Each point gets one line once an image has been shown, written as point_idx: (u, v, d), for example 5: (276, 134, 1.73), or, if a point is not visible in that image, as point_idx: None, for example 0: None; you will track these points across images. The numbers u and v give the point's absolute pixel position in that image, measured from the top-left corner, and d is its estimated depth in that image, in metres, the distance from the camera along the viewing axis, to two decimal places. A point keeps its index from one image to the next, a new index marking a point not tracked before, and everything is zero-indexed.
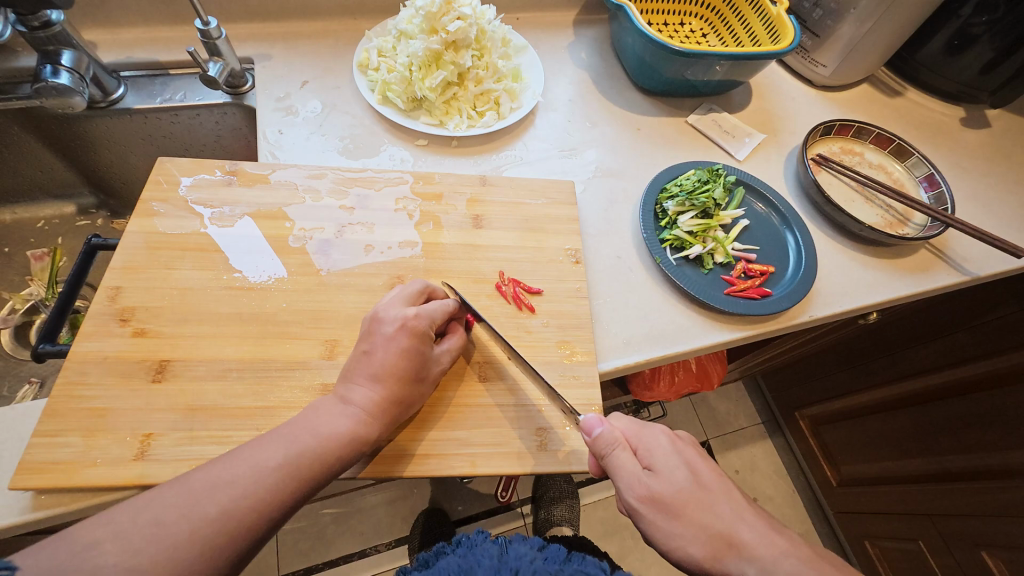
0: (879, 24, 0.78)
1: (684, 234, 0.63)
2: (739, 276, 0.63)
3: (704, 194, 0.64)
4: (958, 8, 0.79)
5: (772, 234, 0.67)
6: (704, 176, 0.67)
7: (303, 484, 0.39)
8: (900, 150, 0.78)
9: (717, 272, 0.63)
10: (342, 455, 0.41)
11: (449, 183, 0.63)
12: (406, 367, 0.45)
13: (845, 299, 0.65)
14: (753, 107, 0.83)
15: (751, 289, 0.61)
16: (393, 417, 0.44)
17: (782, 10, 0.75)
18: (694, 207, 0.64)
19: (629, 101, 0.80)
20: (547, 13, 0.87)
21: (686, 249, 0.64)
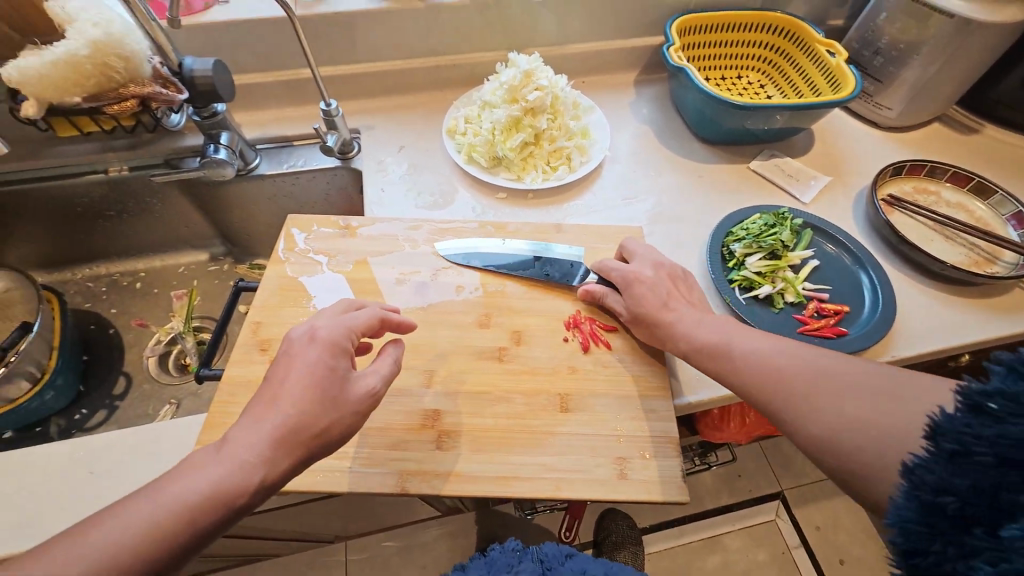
0: (945, 66, 0.79)
1: (753, 274, 0.66)
2: (812, 315, 0.64)
3: (771, 235, 0.67)
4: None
5: (844, 274, 0.68)
6: (773, 218, 0.69)
7: (222, 513, 0.37)
8: (981, 187, 0.77)
9: (793, 314, 0.65)
10: (251, 484, 0.38)
11: (528, 231, 0.70)
12: (319, 384, 0.42)
13: (935, 340, 0.64)
14: (818, 151, 0.86)
15: (826, 328, 0.62)
16: (296, 444, 0.40)
17: (841, 61, 0.79)
18: (761, 249, 0.67)
19: (691, 150, 0.85)
20: (610, 75, 0.96)
21: (754, 288, 0.66)
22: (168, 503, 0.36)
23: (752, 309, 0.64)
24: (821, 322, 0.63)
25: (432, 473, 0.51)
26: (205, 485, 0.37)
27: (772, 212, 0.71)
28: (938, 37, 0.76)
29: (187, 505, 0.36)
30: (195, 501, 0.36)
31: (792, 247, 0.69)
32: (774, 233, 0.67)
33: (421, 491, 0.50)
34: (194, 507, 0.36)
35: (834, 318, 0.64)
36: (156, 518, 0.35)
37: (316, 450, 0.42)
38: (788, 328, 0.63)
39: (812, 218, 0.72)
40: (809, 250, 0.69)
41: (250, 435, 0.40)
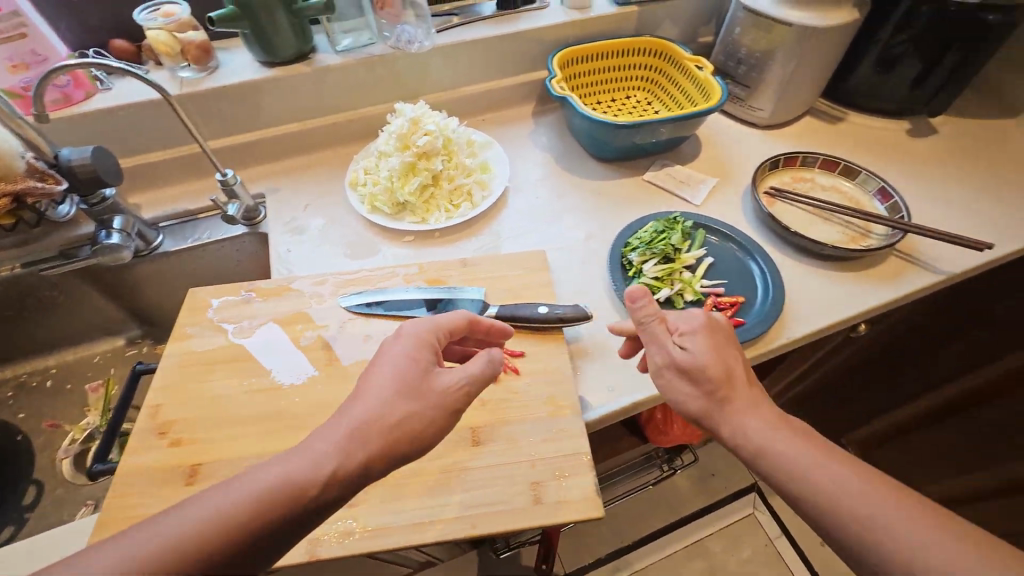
0: (800, 65, 0.88)
1: (652, 279, 0.68)
2: (711, 310, 0.67)
3: (661, 240, 0.71)
4: (881, 29, 0.87)
5: (737, 267, 0.72)
6: (662, 223, 0.73)
7: (287, 509, 0.36)
8: (848, 169, 0.84)
9: (694, 311, 0.67)
10: (325, 483, 0.38)
11: (433, 270, 0.71)
12: (408, 377, 0.44)
13: (826, 315, 0.68)
14: (704, 155, 0.92)
15: (724, 321, 0.65)
16: (371, 442, 0.40)
17: (708, 73, 0.86)
18: (655, 254, 0.70)
19: (589, 170, 0.90)
20: (508, 110, 1.01)
21: (655, 293, 0.68)
22: (232, 496, 0.35)
23: (654, 314, 0.67)
24: (720, 315, 0.66)
25: (345, 533, 0.49)
26: (274, 478, 0.37)
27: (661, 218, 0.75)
28: (786, 43, 0.85)
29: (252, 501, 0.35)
30: (259, 495, 0.36)
31: (685, 248, 0.73)
32: (664, 238, 0.71)
33: (335, 555, 0.48)
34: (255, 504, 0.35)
35: (731, 310, 0.67)
36: (201, 522, 0.34)
37: (385, 460, 0.41)
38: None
39: (700, 218, 0.77)
40: (700, 248, 0.73)
41: (327, 434, 0.40)
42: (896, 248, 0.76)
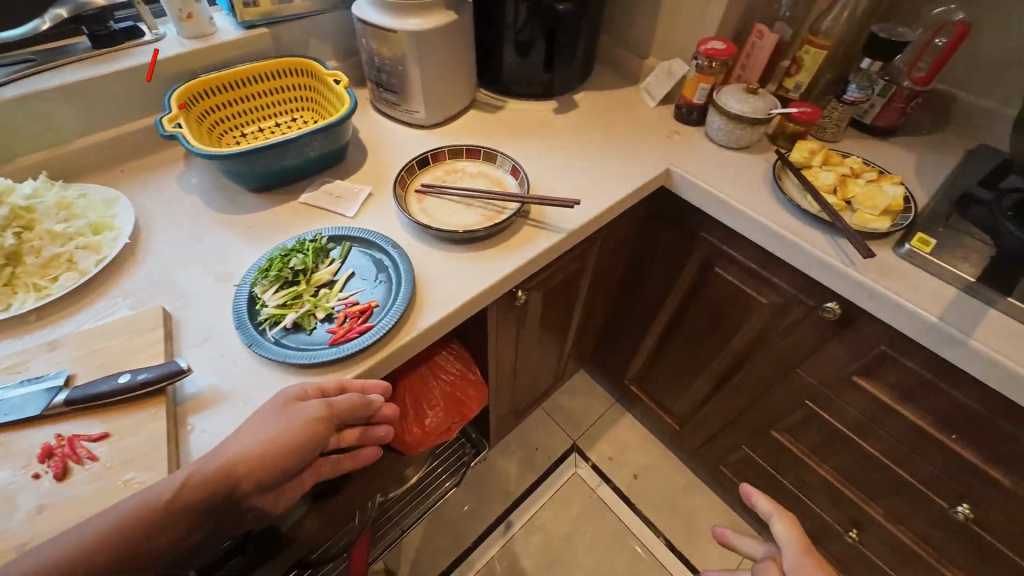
0: (428, 65, 0.92)
1: (273, 309, 0.66)
2: (344, 322, 0.68)
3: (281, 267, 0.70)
4: (505, 23, 1.00)
5: (376, 272, 0.74)
6: (286, 250, 0.72)
7: (130, 537, 0.45)
8: (488, 155, 0.90)
9: (326, 328, 0.67)
10: (181, 508, 0.47)
11: (5, 364, 0.60)
12: (283, 417, 0.55)
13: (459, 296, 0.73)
14: (367, 165, 0.93)
15: (352, 330, 0.67)
16: (228, 470, 0.50)
17: (343, 86, 0.90)
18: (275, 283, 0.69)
19: (242, 204, 0.85)
20: (152, 153, 0.91)
21: (281, 321, 0.66)
22: (89, 528, 0.45)
23: (279, 343, 0.65)
24: (348, 326, 0.67)
25: None
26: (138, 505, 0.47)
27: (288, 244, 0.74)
28: (407, 47, 0.88)
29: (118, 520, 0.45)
30: (113, 525, 0.45)
31: (318, 267, 0.73)
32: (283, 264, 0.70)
33: None
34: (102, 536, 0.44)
35: (361, 317, 0.69)
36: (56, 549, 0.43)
37: (249, 480, 0.51)
38: (319, 344, 0.65)
39: (338, 233, 0.78)
40: (335, 263, 0.74)
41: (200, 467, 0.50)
42: (529, 218, 0.84)
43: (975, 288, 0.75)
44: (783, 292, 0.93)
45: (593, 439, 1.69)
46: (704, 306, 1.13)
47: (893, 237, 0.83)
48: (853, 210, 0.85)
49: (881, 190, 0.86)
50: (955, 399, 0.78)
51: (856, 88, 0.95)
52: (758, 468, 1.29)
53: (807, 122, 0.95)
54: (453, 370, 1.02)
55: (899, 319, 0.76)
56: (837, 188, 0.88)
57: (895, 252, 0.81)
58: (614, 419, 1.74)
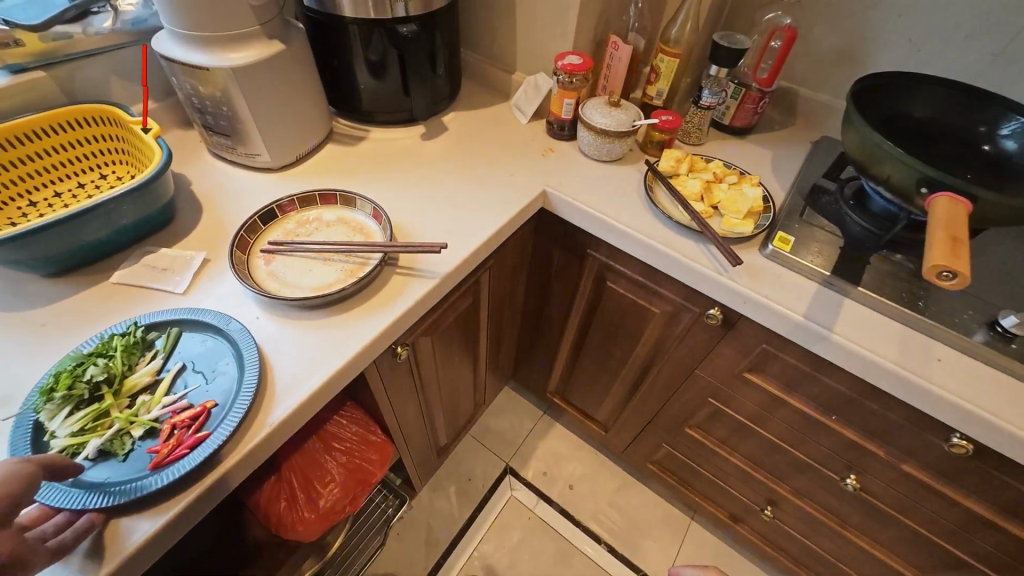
0: (263, 103, 0.81)
1: (65, 439, 0.53)
2: (170, 434, 0.56)
3: (73, 381, 0.56)
4: (350, 44, 0.91)
5: (213, 361, 0.63)
6: (83, 356, 0.59)
7: None
8: (346, 199, 0.82)
9: (147, 448, 0.56)
10: None
11: None
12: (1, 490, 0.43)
13: (318, 375, 0.63)
14: (203, 225, 0.80)
15: (180, 446, 0.55)
16: None
17: (152, 136, 0.75)
18: (67, 404, 0.55)
19: (34, 296, 0.68)
20: None
21: (81, 452, 0.54)
22: None
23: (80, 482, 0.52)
24: (174, 441, 0.55)
25: None
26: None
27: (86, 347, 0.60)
28: (228, 84, 0.76)
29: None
30: None
31: (133, 369, 0.61)
32: (77, 377, 0.56)
33: None
34: None
35: (193, 424, 0.57)
36: None
37: None
38: (135, 473, 0.53)
39: (159, 320, 0.65)
40: (156, 361, 0.62)
41: None
42: (398, 266, 0.76)
43: (831, 280, 0.80)
44: (671, 301, 0.93)
45: (526, 457, 1.65)
46: (604, 318, 1.12)
47: (758, 238, 0.87)
48: (720, 216, 0.87)
49: (742, 193, 0.89)
50: (829, 384, 0.83)
51: (709, 94, 0.97)
52: (680, 461, 1.32)
53: (670, 130, 0.96)
54: (350, 435, 0.91)
55: (771, 319, 0.79)
56: (704, 195, 0.89)
57: (760, 253, 0.85)
58: (544, 432, 1.71)
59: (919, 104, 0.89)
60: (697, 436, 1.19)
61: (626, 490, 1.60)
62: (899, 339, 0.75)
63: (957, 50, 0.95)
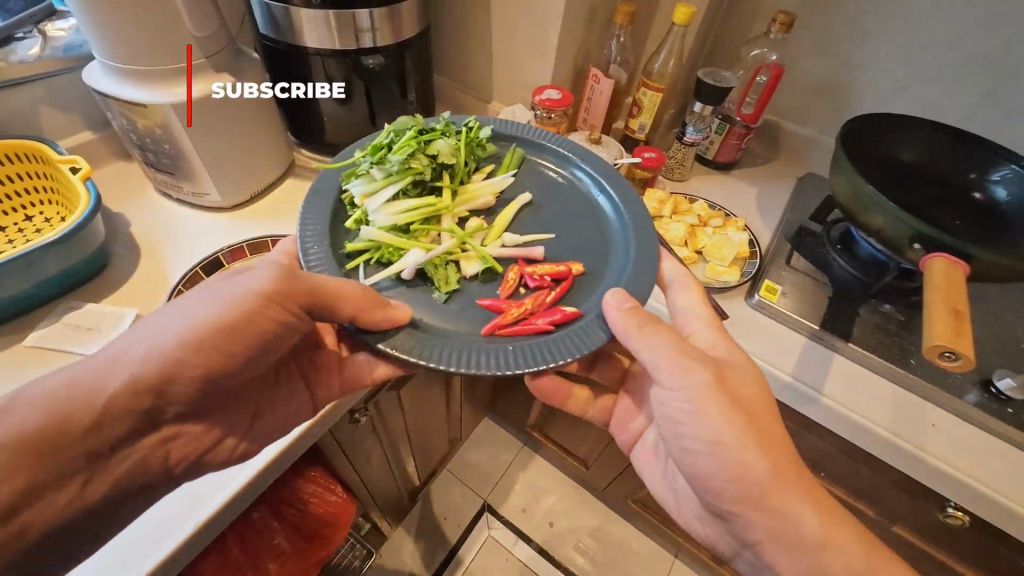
0: (212, 139, 0.73)
1: (385, 220, 0.72)
2: (514, 285, 0.68)
3: (411, 138, 0.76)
4: (311, 74, 0.85)
5: (580, 201, 0.79)
6: (403, 122, 0.78)
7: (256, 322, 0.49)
8: None
9: (472, 302, 0.67)
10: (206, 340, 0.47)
11: None
12: None
13: (646, 278, 0.64)
14: (140, 273, 0.72)
15: (530, 319, 0.62)
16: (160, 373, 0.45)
17: (81, 177, 0.67)
18: (405, 183, 0.75)
19: None
20: None
21: (387, 262, 0.69)
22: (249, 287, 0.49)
23: (474, 284, 0.70)
24: (512, 307, 0.64)
25: None
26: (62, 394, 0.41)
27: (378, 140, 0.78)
28: (171, 120, 0.68)
29: (206, 315, 0.46)
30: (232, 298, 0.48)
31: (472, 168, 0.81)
32: (390, 157, 0.74)
33: None
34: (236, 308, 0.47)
35: (555, 283, 0.68)
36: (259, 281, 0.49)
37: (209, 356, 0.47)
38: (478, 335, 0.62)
39: (547, 185, 0.81)
40: (497, 176, 0.80)
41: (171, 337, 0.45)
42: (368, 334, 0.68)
43: (820, 335, 0.76)
44: None
45: (505, 492, 1.59)
46: None
47: (744, 286, 0.83)
48: (705, 262, 0.84)
49: (728, 238, 0.84)
50: (818, 444, 0.78)
51: (694, 130, 0.94)
52: None
53: (654, 168, 0.91)
54: (312, 496, 0.83)
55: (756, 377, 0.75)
56: (688, 241, 0.85)
57: (747, 302, 0.80)
58: (523, 465, 1.64)
59: (908, 146, 0.86)
60: None
61: (606, 527, 1.54)
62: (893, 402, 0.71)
63: (944, 92, 0.93)
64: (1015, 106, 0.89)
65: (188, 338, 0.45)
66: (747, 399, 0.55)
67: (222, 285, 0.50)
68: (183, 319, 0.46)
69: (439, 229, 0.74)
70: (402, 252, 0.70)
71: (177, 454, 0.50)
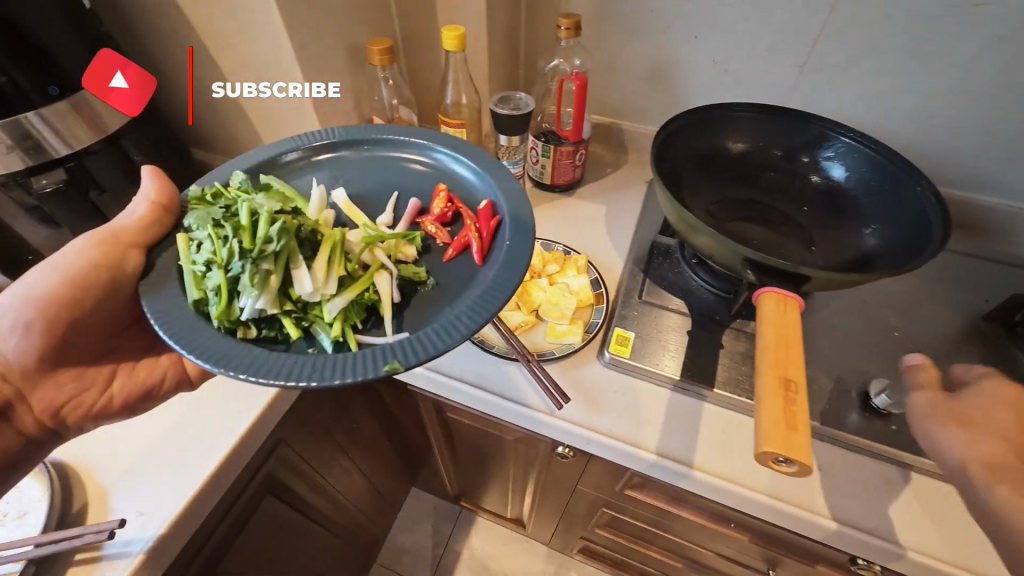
0: None
1: (342, 299, 0.54)
2: (443, 230, 0.63)
3: (244, 223, 0.53)
4: None
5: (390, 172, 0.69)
6: (198, 221, 0.54)
7: (73, 302, 0.56)
8: None
9: (440, 265, 0.61)
10: (59, 317, 0.56)
11: None
12: (76, 297, 0.56)
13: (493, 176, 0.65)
14: None
15: (473, 238, 0.60)
16: (56, 323, 0.56)
17: None
18: (258, 259, 0.51)
19: None
20: None
21: (348, 280, 0.57)
22: (65, 260, 0.56)
23: (431, 257, 0.63)
24: (469, 237, 0.61)
25: None
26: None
27: (189, 255, 0.53)
28: None
29: (58, 274, 0.55)
30: (68, 274, 0.56)
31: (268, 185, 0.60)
32: (265, 237, 0.52)
33: None
34: (51, 297, 0.55)
35: (451, 203, 0.65)
36: (67, 266, 0.55)
37: (72, 315, 0.57)
38: (461, 294, 0.56)
39: (380, 168, 0.69)
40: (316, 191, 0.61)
41: None
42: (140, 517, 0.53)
43: (683, 385, 0.64)
44: (520, 430, 0.76)
45: (452, 569, 1.43)
46: (464, 438, 0.93)
47: (595, 342, 0.70)
48: (545, 323, 0.70)
49: (564, 289, 0.72)
50: (712, 503, 0.69)
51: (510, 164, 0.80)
52: (607, 550, 1.16)
53: None
54: None
55: (622, 459, 0.62)
56: (520, 302, 0.71)
57: (600, 363, 0.67)
58: (465, 531, 1.49)
59: (734, 135, 0.76)
60: (611, 534, 1.03)
61: None
62: (715, 407, 0.63)
63: (762, 65, 0.84)
64: (832, 68, 0.81)
65: (19, 322, 0.54)
66: (1002, 416, 0.49)
67: (53, 260, 0.57)
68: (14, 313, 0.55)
69: (371, 250, 0.59)
70: (369, 287, 0.56)
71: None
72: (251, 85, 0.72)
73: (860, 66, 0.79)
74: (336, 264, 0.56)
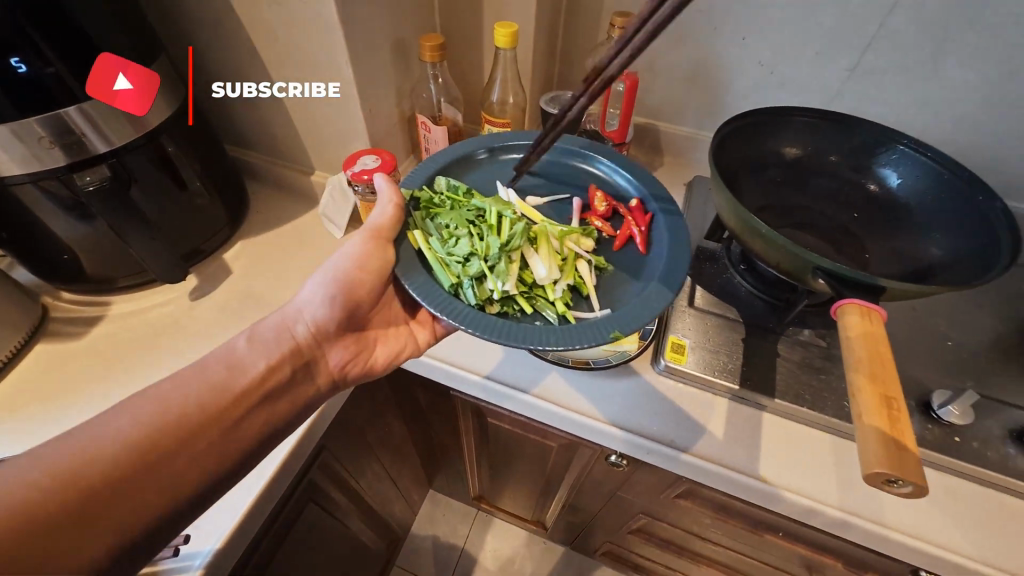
0: None
1: (563, 278, 0.58)
2: (607, 221, 0.65)
3: (493, 225, 0.60)
4: (29, 206, 0.60)
5: (542, 182, 0.69)
6: (450, 219, 0.60)
7: (363, 288, 0.57)
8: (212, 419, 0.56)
9: (609, 250, 0.63)
10: (346, 301, 0.57)
11: None
12: (360, 288, 0.57)
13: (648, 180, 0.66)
14: None
15: (637, 223, 0.62)
16: (347, 304, 0.57)
17: None
18: (498, 252, 0.57)
19: None
20: None
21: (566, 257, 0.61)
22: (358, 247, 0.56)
23: (603, 248, 0.64)
24: (630, 229, 0.62)
25: None
26: (188, 388, 0.47)
27: (446, 247, 0.58)
28: None
29: (347, 262, 0.56)
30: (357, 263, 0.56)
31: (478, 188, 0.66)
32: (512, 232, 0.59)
33: None
34: (342, 284, 0.56)
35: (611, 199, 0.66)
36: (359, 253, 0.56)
37: (363, 299, 0.58)
38: (641, 276, 0.59)
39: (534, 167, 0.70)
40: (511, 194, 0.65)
41: (249, 351, 0.52)
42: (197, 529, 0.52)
43: (742, 394, 0.63)
44: (567, 437, 0.75)
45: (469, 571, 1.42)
46: (499, 442, 0.92)
47: (648, 350, 0.69)
48: None
49: None
50: (764, 514, 0.69)
51: None
52: (632, 555, 1.16)
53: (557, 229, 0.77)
54: None
55: (685, 469, 0.61)
56: None
57: (654, 371, 0.66)
58: (482, 533, 1.48)
59: (787, 140, 0.75)
60: (641, 540, 1.02)
61: None
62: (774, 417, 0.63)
63: (809, 69, 0.84)
64: (881, 74, 0.80)
65: (326, 294, 0.56)
66: None
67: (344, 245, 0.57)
68: (319, 287, 0.57)
69: (565, 241, 0.61)
70: (577, 269, 0.60)
71: (291, 400, 0.54)
72: (252, 85, 0.73)
73: (910, 73, 0.79)
74: (551, 253, 0.60)
